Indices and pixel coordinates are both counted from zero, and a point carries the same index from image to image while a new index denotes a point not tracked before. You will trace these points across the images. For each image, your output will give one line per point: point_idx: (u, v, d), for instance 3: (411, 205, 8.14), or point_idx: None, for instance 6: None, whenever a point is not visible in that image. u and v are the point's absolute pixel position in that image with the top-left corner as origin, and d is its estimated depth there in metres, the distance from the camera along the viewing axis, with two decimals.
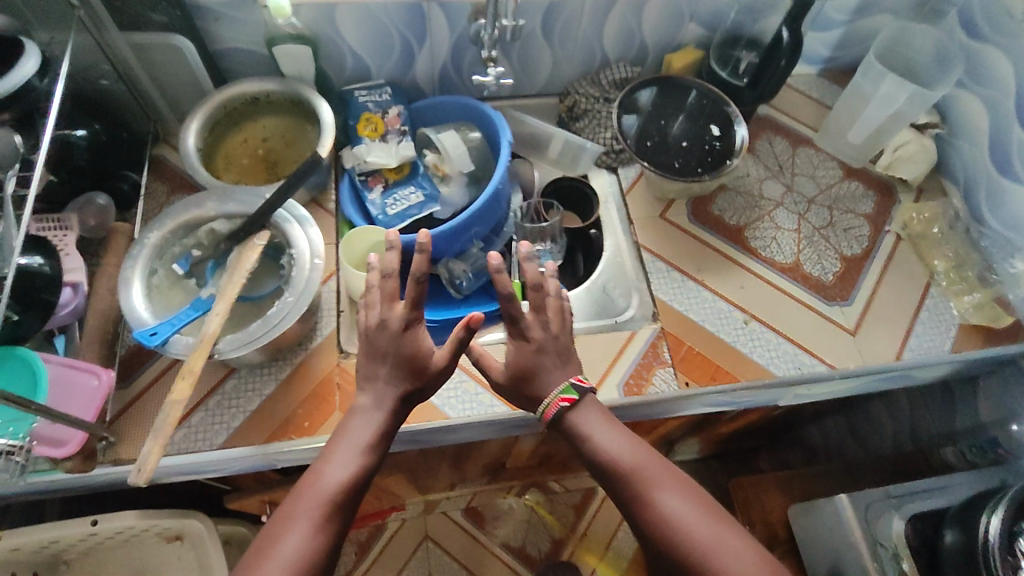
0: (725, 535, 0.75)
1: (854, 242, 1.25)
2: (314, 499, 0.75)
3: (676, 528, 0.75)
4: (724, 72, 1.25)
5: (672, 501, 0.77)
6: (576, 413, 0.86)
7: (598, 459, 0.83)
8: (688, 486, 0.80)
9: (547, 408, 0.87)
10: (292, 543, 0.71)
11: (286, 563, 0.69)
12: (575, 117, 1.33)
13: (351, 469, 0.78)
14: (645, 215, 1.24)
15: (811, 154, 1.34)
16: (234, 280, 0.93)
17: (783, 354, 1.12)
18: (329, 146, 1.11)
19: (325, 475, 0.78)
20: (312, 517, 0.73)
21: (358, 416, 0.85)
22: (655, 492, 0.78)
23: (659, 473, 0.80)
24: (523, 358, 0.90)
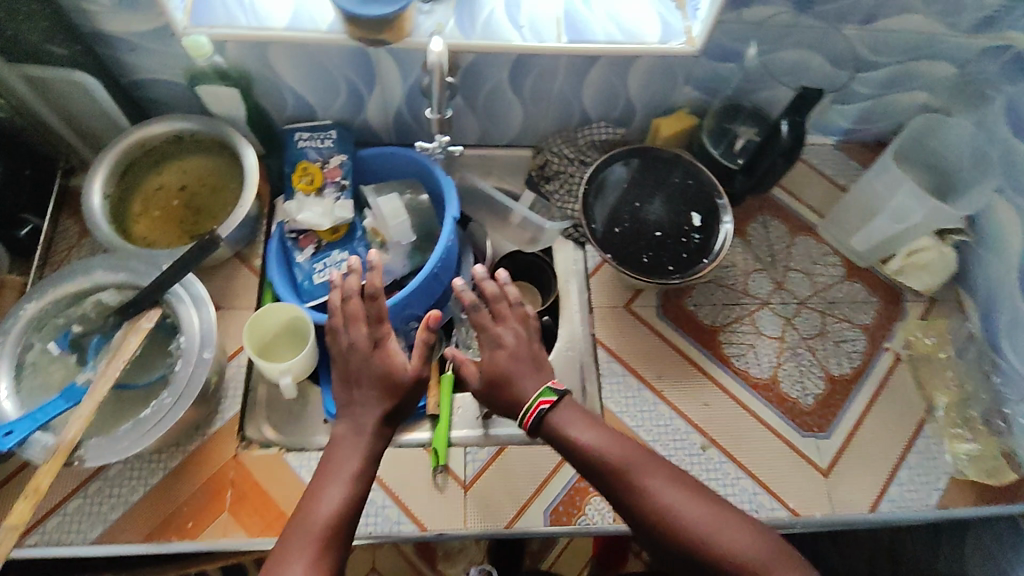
0: (722, 520, 0.72)
1: (845, 358, 1.09)
2: (309, 534, 0.73)
3: (671, 516, 0.73)
4: (716, 149, 1.08)
5: (662, 489, 0.75)
6: (554, 414, 0.83)
7: (586, 460, 0.79)
8: (676, 473, 0.77)
9: (527, 413, 0.83)
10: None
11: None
12: (546, 179, 1.17)
13: (343, 501, 0.76)
14: (607, 304, 1.09)
15: (809, 246, 1.16)
16: (109, 371, 0.82)
17: (741, 491, 0.98)
18: (249, 202, 0.98)
19: (315, 509, 0.75)
20: (309, 550, 0.71)
21: (346, 440, 0.83)
22: (644, 481, 0.76)
23: (645, 463, 0.78)
24: (498, 362, 0.87)
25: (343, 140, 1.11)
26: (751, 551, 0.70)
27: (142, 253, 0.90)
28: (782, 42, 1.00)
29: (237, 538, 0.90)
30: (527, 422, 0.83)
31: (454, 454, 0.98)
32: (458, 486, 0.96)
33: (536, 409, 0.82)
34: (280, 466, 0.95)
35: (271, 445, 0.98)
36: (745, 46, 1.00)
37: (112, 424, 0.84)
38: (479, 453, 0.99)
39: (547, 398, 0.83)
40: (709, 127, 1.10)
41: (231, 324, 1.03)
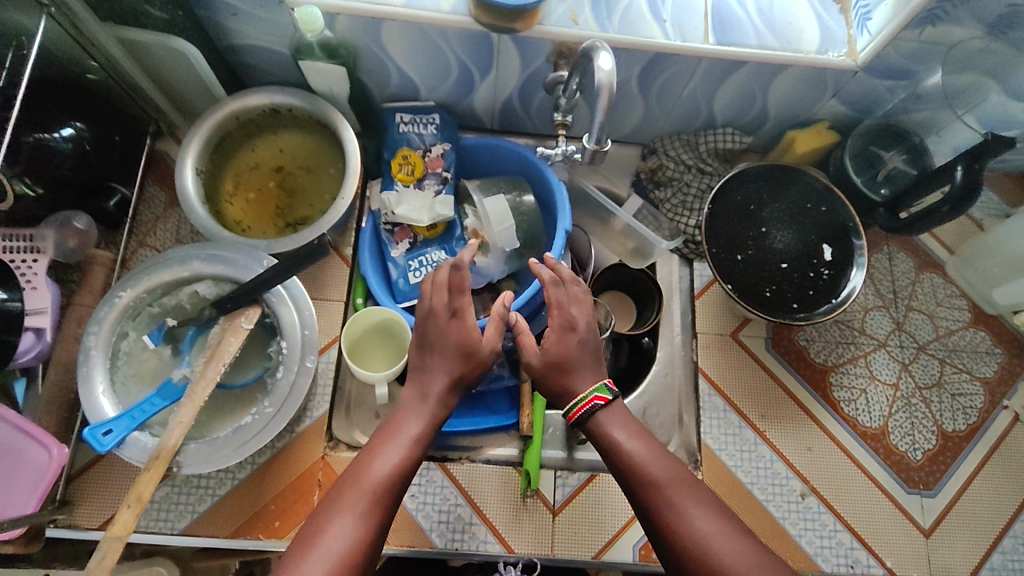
0: (762, 566, 0.64)
1: (959, 413, 1.02)
2: (363, 486, 0.68)
3: (705, 548, 0.65)
4: (859, 176, 0.98)
5: (701, 516, 0.67)
6: (603, 415, 0.76)
7: (624, 467, 0.73)
8: (720, 504, 0.69)
9: (579, 407, 0.77)
10: (337, 532, 0.64)
11: (334, 557, 0.62)
12: (657, 184, 1.10)
13: (401, 460, 0.71)
14: (712, 331, 1.02)
15: (936, 284, 1.08)
16: (209, 375, 0.78)
17: (837, 545, 0.94)
18: (352, 194, 0.91)
19: (370, 465, 0.70)
20: (358, 505, 0.67)
21: (408, 404, 0.78)
22: (682, 503, 0.68)
23: (687, 485, 0.70)
24: (569, 350, 0.80)
25: (445, 126, 1.02)
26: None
27: (240, 245, 0.85)
28: (961, 64, 0.87)
29: None
30: (575, 417, 0.77)
31: (544, 477, 0.94)
32: (547, 510, 0.93)
33: (591, 403, 0.76)
34: None
35: (358, 448, 0.94)
36: (917, 65, 0.87)
37: (207, 426, 0.80)
38: (570, 478, 0.95)
39: (604, 395, 0.77)
40: (851, 148, 0.98)
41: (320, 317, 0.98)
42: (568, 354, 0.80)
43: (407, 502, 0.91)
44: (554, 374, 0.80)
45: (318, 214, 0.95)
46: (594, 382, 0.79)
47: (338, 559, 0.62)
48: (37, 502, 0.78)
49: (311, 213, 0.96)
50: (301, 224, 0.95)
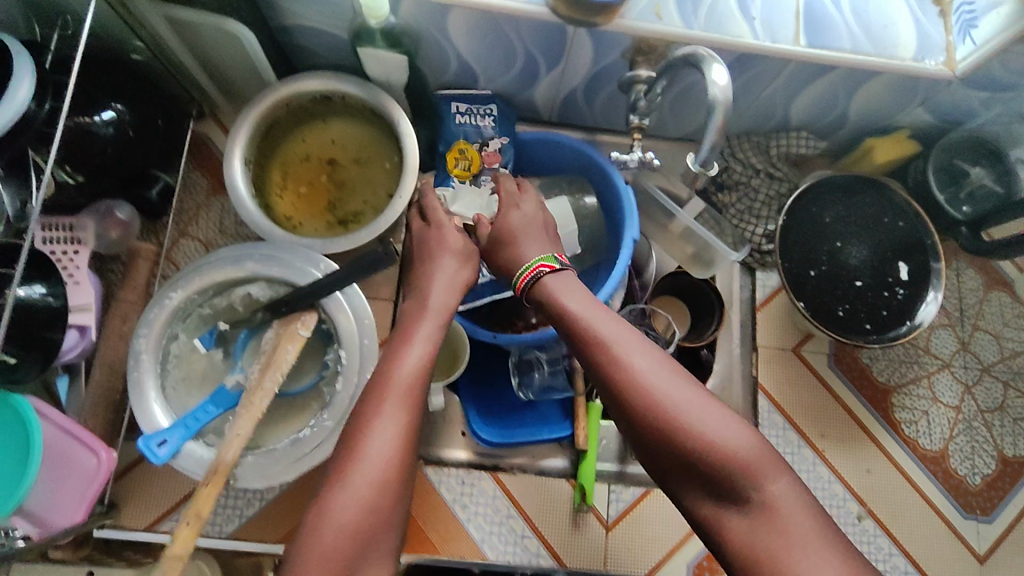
0: (713, 415, 0.55)
1: (1021, 439, 0.99)
2: (394, 385, 0.60)
3: (660, 403, 0.56)
4: (942, 192, 0.93)
5: (645, 366, 0.58)
6: (553, 278, 0.67)
7: (573, 333, 0.62)
8: (665, 356, 0.60)
9: (525, 274, 0.68)
10: (379, 439, 0.57)
11: (382, 465, 0.56)
12: (720, 187, 1.03)
13: (429, 355, 0.64)
14: (773, 344, 1.00)
15: (1004, 302, 1.04)
16: (266, 384, 0.74)
17: (892, 569, 0.93)
18: (410, 194, 0.86)
19: (392, 364, 0.63)
20: (390, 405, 0.59)
21: (420, 303, 0.70)
22: (625, 358, 0.59)
23: (637, 337, 0.61)
24: (516, 223, 0.75)
25: (503, 119, 0.97)
26: (747, 448, 0.54)
27: (296, 246, 0.80)
28: None
29: None
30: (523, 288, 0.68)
31: (597, 492, 0.93)
32: (599, 525, 0.91)
33: (533, 272, 0.68)
34: (421, 476, 0.90)
35: None
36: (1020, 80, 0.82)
37: (263, 435, 0.77)
38: (624, 493, 0.93)
39: (550, 262, 0.68)
40: (935, 161, 0.93)
41: None
42: (515, 227, 0.75)
43: (458, 512, 0.90)
44: (501, 245, 0.74)
45: (371, 211, 0.91)
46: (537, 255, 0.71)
47: (382, 467, 0.56)
48: (85, 510, 0.77)
49: (364, 209, 0.91)
50: (353, 221, 0.91)
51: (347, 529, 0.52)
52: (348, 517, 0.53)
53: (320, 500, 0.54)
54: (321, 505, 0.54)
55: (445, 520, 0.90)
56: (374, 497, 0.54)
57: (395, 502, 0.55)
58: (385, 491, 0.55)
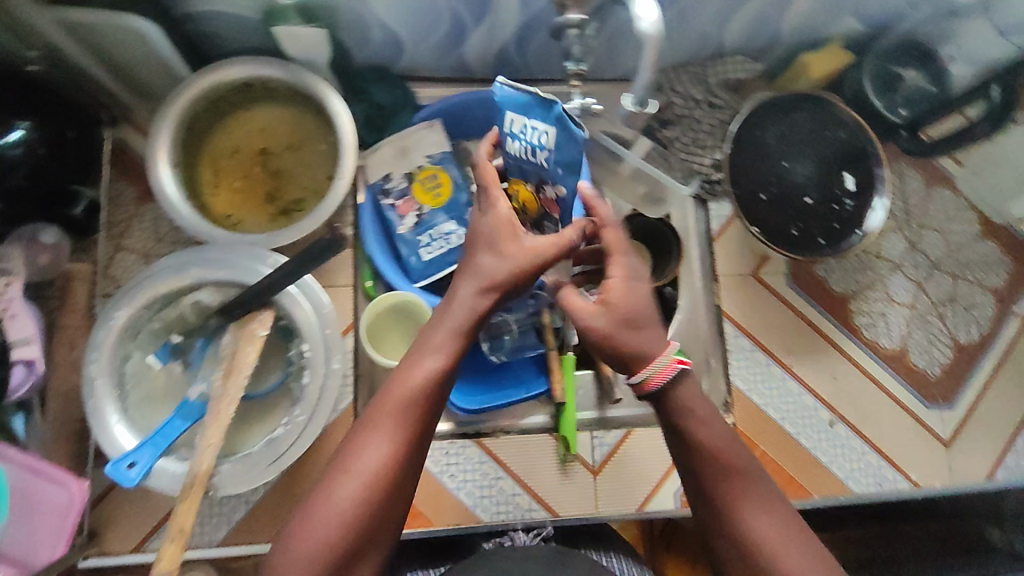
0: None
1: (973, 326, 1.04)
2: (402, 405, 0.59)
3: (769, 558, 0.55)
4: (880, 99, 0.94)
5: (759, 522, 0.57)
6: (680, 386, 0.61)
7: (690, 460, 0.60)
8: (783, 508, 0.59)
9: (660, 373, 0.60)
10: (363, 457, 0.57)
11: (368, 478, 0.57)
12: (664, 123, 1.01)
13: (444, 373, 0.60)
14: (733, 272, 1.02)
15: (947, 199, 1.07)
16: (232, 391, 0.73)
17: (865, 466, 0.97)
18: (352, 173, 0.82)
19: (403, 378, 0.60)
20: (385, 424, 0.58)
21: (449, 303, 0.63)
22: (735, 514, 0.57)
23: (757, 485, 0.59)
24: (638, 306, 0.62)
25: (568, 138, 0.65)
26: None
27: (240, 246, 0.77)
28: None
29: None
30: (648, 388, 0.61)
31: (581, 440, 0.94)
32: (587, 471, 0.94)
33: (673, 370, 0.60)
34: None
35: None
36: None
37: (236, 441, 0.77)
38: (606, 437, 0.95)
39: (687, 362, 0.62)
40: (869, 70, 0.94)
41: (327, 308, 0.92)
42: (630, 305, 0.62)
43: (447, 481, 0.91)
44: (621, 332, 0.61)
45: (312, 196, 0.88)
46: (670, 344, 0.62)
47: (373, 477, 0.56)
48: (66, 543, 0.74)
49: (305, 196, 0.88)
50: (295, 209, 0.88)
51: (317, 543, 0.54)
52: (320, 537, 0.54)
53: (302, 519, 0.56)
54: (299, 527, 0.56)
55: (436, 491, 0.91)
56: (361, 507, 0.56)
57: (373, 519, 0.56)
58: (359, 506, 0.56)
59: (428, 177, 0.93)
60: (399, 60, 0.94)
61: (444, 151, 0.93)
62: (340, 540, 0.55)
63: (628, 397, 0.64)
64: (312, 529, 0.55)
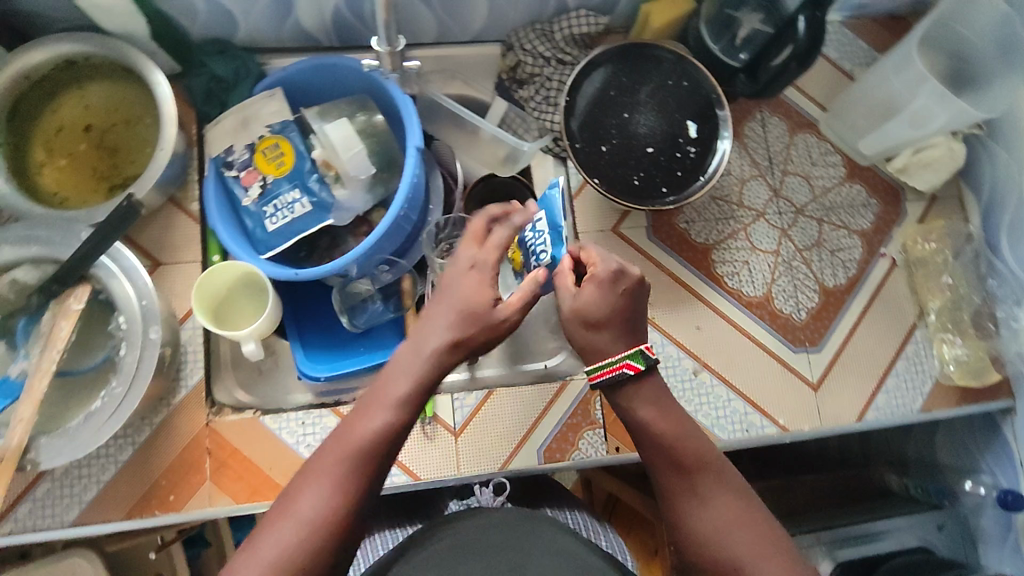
0: (766, 558, 0.57)
1: (839, 269, 1.04)
2: (344, 455, 0.60)
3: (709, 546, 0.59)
4: (716, 44, 0.94)
5: (699, 512, 0.60)
6: (630, 387, 0.65)
7: (657, 456, 0.63)
8: (730, 482, 0.62)
9: (604, 371, 0.65)
10: (311, 501, 0.58)
11: (308, 522, 0.57)
12: (520, 83, 1.03)
13: (389, 425, 0.62)
14: (593, 228, 1.01)
15: (810, 143, 1.08)
16: (44, 365, 0.72)
17: (731, 413, 0.97)
18: (172, 141, 0.84)
19: (357, 425, 0.62)
20: (337, 470, 0.59)
21: (412, 351, 0.65)
22: (712, 496, 0.61)
23: (699, 474, 0.62)
24: (603, 308, 0.65)
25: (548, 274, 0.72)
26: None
27: (55, 221, 0.78)
28: None
29: (223, 506, 0.85)
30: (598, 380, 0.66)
31: (441, 402, 0.94)
32: (448, 434, 0.93)
33: (617, 373, 0.64)
34: (255, 425, 0.88)
35: (244, 409, 0.90)
36: None
37: (60, 416, 0.75)
38: (468, 398, 0.95)
39: (635, 365, 0.64)
40: (706, 14, 0.94)
41: (176, 283, 0.91)
42: (604, 312, 0.65)
43: (303, 453, 0.87)
44: (578, 327, 0.66)
45: (143, 170, 0.87)
46: (630, 345, 0.65)
47: (314, 523, 0.57)
48: None
49: (138, 170, 0.88)
50: (127, 183, 0.87)
51: None
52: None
53: (246, 558, 0.56)
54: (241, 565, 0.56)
55: (291, 464, 0.87)
56: (302, 550, 0.56)
57: (316, 563, 0.56)
58: (305, 547, 0.56)
59: (268, 148, 0.93)
60: (237, 33, 0.94)
61: (286, 119, 0.93)
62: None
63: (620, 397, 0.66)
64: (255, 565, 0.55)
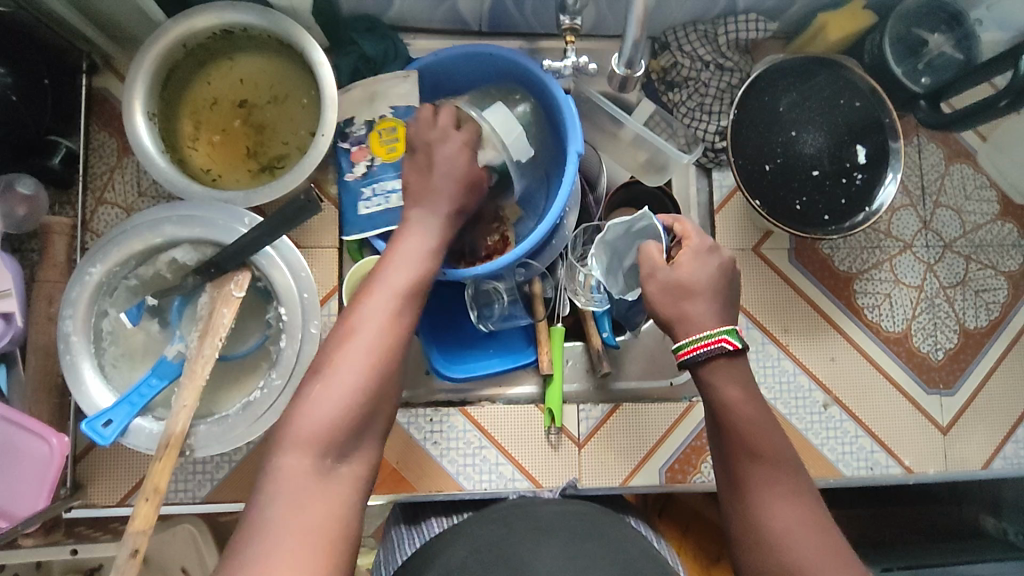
0: (830, 566, 0.55)
1: (981, 310, 1.00)
2: (383, 292, 0.61)
3: (774, 546, 0.57)
4: (899, 66, 0.88)
5: (772, 505, 0.59)
6: (719, 364, 0.65)
7: (729, 433, 0.63)
8: (798, 481, 0.61)
9: (700, 344, 0.66)
10: (374, 322, 0.58)
11: (366, 353, 0.56)
12: (670, 85, 0.98)
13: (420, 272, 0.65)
14: (733, 246, 0.97)
15: (966, 174, 1.02)
16: (207, 353, 0.71)
17: (857, 449, 0.95)
18: (333, 128, 0.80)
19: (389, 272, 0.63)
20: (384, 306, 0.60)
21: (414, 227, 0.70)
22: (770, 499, 0.60)
23: (772, 471, 0.61)
24: (701, 276, 0.70)
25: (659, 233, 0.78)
26: None
27: (214, 202, 0.76)
28: None
29: None
30: (687, 355, 0.66)
31: (567, 412, 0.93)
32: (572, 444, 0.92)
33: (717, 345, 0.65)
34: None
35: None
36: None
37: (215, 401, 0.76)
38: (593, 410, 0.94)
39: (731, 341, 0.66)
40: (891, 32, 0.87)
41: (314, 268, 0.90)
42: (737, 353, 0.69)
43: (431, 450, 0.91)
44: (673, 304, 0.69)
45: (295, 153, 0.85)
46: (719, 324, 0.68)
47: (368, 359, 0.56)
48: (48, 497, 0.73)
49: (289, 152, 0.85)
50: (278, 165, 0.85)
51: (320, 419, 0.53)
52: (334, 406, 0.53)
53: (311, 392, 0.54)
54: (308, 398, 0.54)
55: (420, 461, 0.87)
56: (360, 376, 0.55)
57: (378, 393, 0.55)
58: (366, 379, 0.55)
59: (384, 131, 0.90)
60: (389, 11, 0.90)
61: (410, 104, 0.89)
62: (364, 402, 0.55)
63: (702, 379, 0.66)
64: (334, 388, 0.54)
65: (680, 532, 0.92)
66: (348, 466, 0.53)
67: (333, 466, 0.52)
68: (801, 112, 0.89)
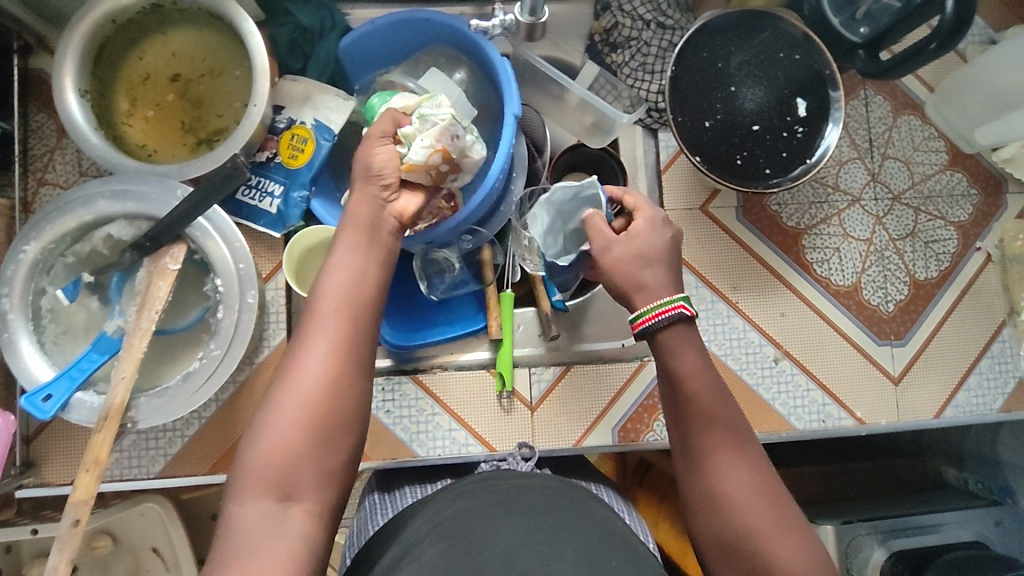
0: (779, 534, 0.57)
1: (932, 261, 1.00)
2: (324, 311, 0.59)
3: (726, 513, 0.58)
4: (836, 16, 0.90)
5: (725, 473, 0.60)
6: (678, 329, 0.65)
7: (685, 405, 0.63)
8: (750, 449, 0.61)
9: (660, 311, 0.65)
10: (318, 355, 0.57)
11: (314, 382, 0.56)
12: (613, 47, 0.99)
13: (363, 273, 0.62)
14: (681, 206, 0.97)
15: (913, 125, 1.02)
16: (142, 325, 0.71)
17: (809, 402, 0.96)
18: (265, 98, 0.80)
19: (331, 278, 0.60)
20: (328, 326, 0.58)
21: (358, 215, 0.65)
22: (722, 468, 0.60)
23: (726, 439, 0.61)
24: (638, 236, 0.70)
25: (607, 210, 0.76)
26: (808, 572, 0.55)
27: (146, 175, 0.76)
28: None
29: None
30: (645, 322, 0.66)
31: (518, 376, 0.94)
32: (525, 407, 0.93)
33: (674, 311, 0.65)
34: None
35: None
36: None
37: (158, 374, 0.77)
38: (544, 373, 0.94)
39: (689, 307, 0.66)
40: None
41: (259, 243, 0.90)
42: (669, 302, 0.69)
43: (383, 418, 0.91)
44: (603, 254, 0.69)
45: (231, 126, 0.84)
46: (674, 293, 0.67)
47: (317, 387, 0.56)
48: None
49: (225, 125, 0.85)
50: (215, 138, 0.85)
51: (269, 453, 0.54)
52: (280, 438, 0.54)
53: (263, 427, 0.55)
54: (259, 432, 0.55)
55: None
56: (307, 408, 0.55)
57: (331, 417, 0.56)
58: (317, 408, 0.55)
59: (297, 136, 0.88)
60: None
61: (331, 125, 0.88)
62: (313, 429, 0.55)
63: (658, 351, 0.66)
64: (278, 429, 0.55)
65: (656, 499, 1.08)
66: (298, 505, 0.53)
67: (284, 501, 0.53)
68: (741, 66, 0.88)
